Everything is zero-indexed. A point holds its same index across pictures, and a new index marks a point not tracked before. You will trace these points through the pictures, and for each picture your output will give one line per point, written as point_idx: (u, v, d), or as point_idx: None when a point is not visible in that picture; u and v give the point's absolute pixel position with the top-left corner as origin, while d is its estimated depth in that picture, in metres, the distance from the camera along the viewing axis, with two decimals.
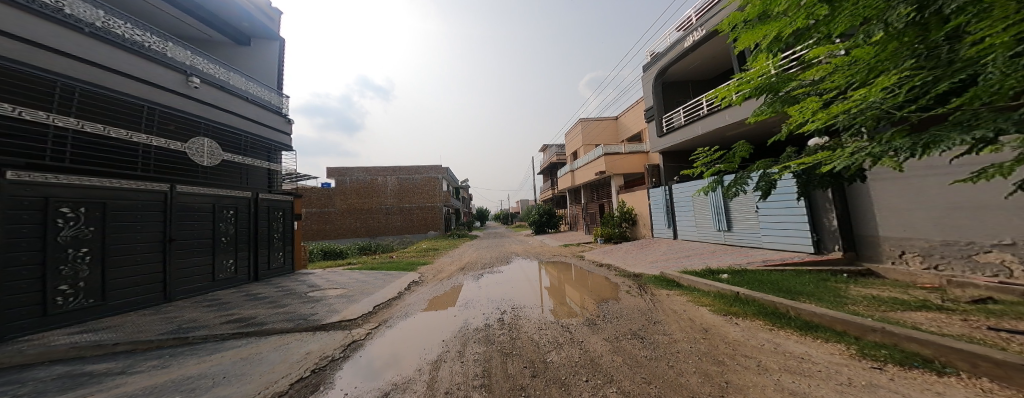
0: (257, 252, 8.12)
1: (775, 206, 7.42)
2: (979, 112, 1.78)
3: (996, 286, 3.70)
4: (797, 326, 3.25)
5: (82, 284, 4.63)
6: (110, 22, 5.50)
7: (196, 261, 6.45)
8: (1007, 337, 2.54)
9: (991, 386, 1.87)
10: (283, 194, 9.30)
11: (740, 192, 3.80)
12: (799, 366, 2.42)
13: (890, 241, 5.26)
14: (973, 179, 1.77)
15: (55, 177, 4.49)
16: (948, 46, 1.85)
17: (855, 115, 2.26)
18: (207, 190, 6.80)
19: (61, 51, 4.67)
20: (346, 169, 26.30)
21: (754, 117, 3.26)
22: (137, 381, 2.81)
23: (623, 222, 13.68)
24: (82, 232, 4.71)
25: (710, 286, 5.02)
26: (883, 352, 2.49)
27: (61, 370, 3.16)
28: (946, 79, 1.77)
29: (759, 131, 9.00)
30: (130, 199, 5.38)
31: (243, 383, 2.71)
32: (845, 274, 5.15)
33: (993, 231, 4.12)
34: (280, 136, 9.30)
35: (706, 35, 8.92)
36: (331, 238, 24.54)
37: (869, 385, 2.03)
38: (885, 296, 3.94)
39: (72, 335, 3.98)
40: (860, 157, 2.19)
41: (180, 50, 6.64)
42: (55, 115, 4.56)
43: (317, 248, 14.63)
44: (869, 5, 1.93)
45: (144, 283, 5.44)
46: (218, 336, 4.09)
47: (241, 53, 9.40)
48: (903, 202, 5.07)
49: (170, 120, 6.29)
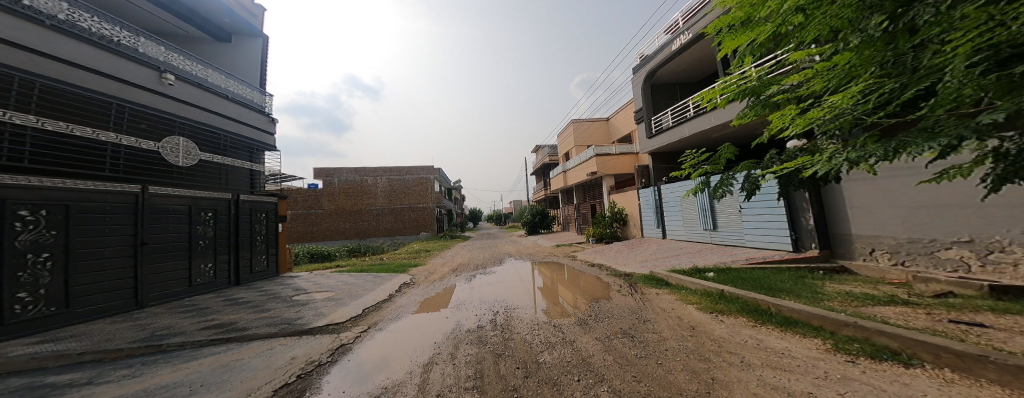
0: (239, 255, 7.80)
1: (757, 206, 7.67)
2: (942, 118, 1.88)
3: (956, 281, 3.98)
4: (777, 322, 3.41)
5: (43, 291, 4.32)
6: (75, 14, 5.15)
7: (172, 265, 6.14)
8: (966, 329, 2.75)
9: (951, 376, 2.03)
10: (266, 195, 8.96)
11: (727, 194, 3.87)
12: (779, 360, 2.55)
13: (862, 239, 5.62)
14: (937, 181, 1.88)
15: (13, 178, 4.16)
16: (914, 53, 1.94)
17: (832, 121, 2.35)
18: (184, 192, 6.47)
19: (19, 45, 4.31)
20: (334, 170, 25.67)
21: (737, 120, 3.34)
22: (106, 392, 2.65)
23: (613, 222, 13.94)
24: (43, 236, 4.40)
25: (697, 284, 5.20)
26: (855, 345, 2.65)
27: (20, 382, 2.95)
28: (911, 86, 1.86)
29: (742, 133, 9.32)
30: (99, 201, 5.06)
31: (223, 390, 2.61)
32: (821, 271, 5.46)
33: (952, 229, 4.45)
34: (264, 136, 8.95)
35: (692, 38, 9.19)
36: (318, 240, 23.86)
37: (844, 378, 2.15)
38: (857, 291, 4.20)
39: (33, 345, 3.73)
40: (837, 163, 2.30)
41: (152, 45, 6.32)
42: (13, 112, 4.20)
43: (304, 250, 14.21)
44: (843, 13, 2.03)
45: (112, 289, 5.11)
46: (196, 342, 3.91)
47: (221, 49, 8.98)
48: (873, 202, 5.40)
49: (141, 118, 5.91)
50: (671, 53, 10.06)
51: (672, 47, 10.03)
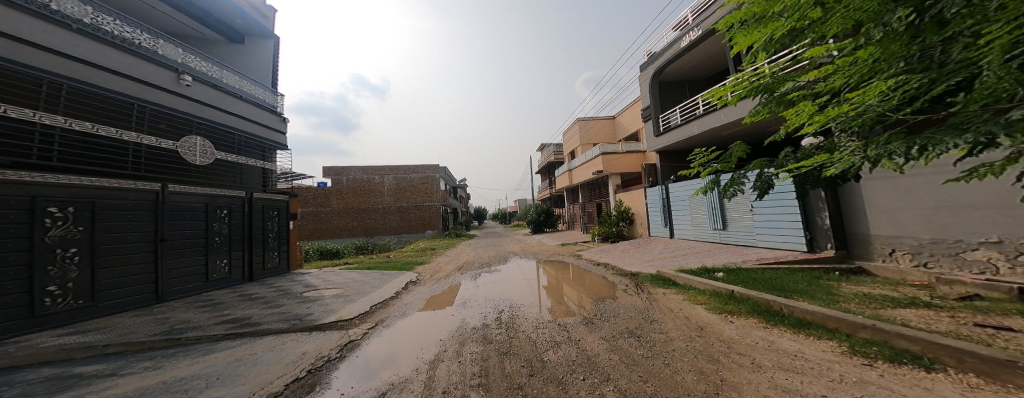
0: (252, 252, 8.03)
1: (770, 205, 7.46)
2: (974, 114, 1.79)
3: (983, 283, 3.78)
4: (790, 324, 3.30)
5: (71, 284, 4.54)
6: (99, 18, 5.40)
7: (190, 261, 6.37)
8: (993, 334, 2.60)
9: (976, 381, 1.92)
10: (278, 194, 9.20)
11: (738, 192, 3.77)
12: (792, 363, 2.47)
13: (881, 239, 5.40)
14: (966, 179, 1.80)
15: (42, 176, 4.36)
16: (943, 47, 1.86)
17: (853, 118, 2.27)
18: (200, 190, 6.69)
19: (48, 48, 4.54)
20: (342, 169, 26.11)
21: (749, 117, 3.27)
22: (128, 383, 2.76)
23: (619, 221, 13.79)
24: (70, 232, 4.61)
25: (706, 284, 5.08)
26: (873, 348, 2.54)
27: (50, 372, 3.10)
28: (940, 82, 1.79)
29: (754, 131, 9.07)
30: (121, 198, 5.28)
31: (237, 384, 2.68)
32: (837, 272, 5.27)
33: (980, 229, 4.23)
34: (276, 135, 9.20)
35: (702, 34, 8.99)
36: (327, 238, 24.39)
37: (860, 381, 2.07)
38: (876, 293, 4.04)
39: (61, 337, 3.92)
40: (857, 161, 2.23)
41: (171, 47, 6.57)
42: (42, 113, 4.44)
43: (313, 248, 14.54)
44: (864, 7, 1.96)
45: (134, 284, 5.34)
46: (212, 337, 4.04)
47: (235, 51, 9.29)
48: (894, 202, 5.18)
49: (161, 118, 6.17)
50: (681, 50, 9.87)
51: (681, 44, 9.85)
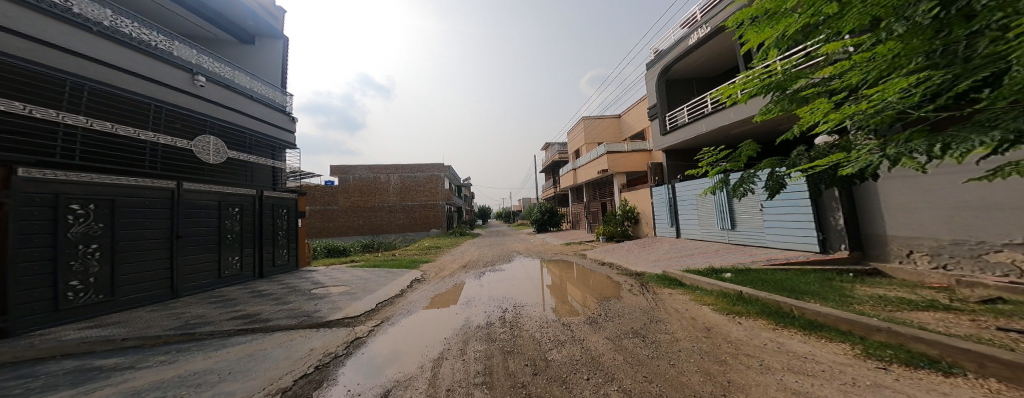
0: (263, 249, 8.22)
1: (781, 205, 7.30)
2: (1000, 111, 1.72)
3: (1007, 287, 3.62)
4: (801, 325, 3.21)
5: (93, 279, 4.72)
6: (118, 21, 5.61)
7: (203, 257, 6.55)
8: (1017, 338, 2.49)
9: (998, 387, 1.84)
10: (287, 192, 9.39)
11: (748, 192, 3.69)
12: (802, 365, 2.40)
13: (898, 240, 5.22)
14: (989, 179, 1.73)
15: (66, 174, 4.56)
16: (968, 41, 1.79)
17: (870, 115, 2.20)
18: (213, 188, 6.88)
19: (71, 51, 4.75)
20: (349, 169, 26.50)
21: (761, 115, 3.20)
22: (145, 376, 2.84)
23: (625, 221, 13.65)
24: (92, 228, 4.79)
25: (713, 285, 4.98)
26: (888, 352, 2.45)
27: (72, 364, 3.22)
28: (964, 78, 1.72)
29: (765, 130, 8.88)
30: (138, 196, 5.46)
31: (248, 379, 2.74)
32: (851, 273, 5.10)
33: (1004, 230, 4.04)
34: (286, 135, 9.41)
35: (711, 31, 8.85)
36: (334, 236, 24.79)
37: (874, 385, 2.00)
38: (892, 295, 3.90)
39: (82, 330, 4.07)
40: (875, 160, 2.15)
41: (186, 49, 6.78)
42: (65, 113, 4.64)
43: (321, 245, 14.78)
44: (883, 1, 1.89)
45: (151, 279, 5.52)
46: (224, 332, 4.14)
47: (246, 51, 9.55)
48: (913, 202, 4.99)
49: (176, 118, 6.40)
50: (689, 47, 9.73)
51: (689, 41, 9.71)
